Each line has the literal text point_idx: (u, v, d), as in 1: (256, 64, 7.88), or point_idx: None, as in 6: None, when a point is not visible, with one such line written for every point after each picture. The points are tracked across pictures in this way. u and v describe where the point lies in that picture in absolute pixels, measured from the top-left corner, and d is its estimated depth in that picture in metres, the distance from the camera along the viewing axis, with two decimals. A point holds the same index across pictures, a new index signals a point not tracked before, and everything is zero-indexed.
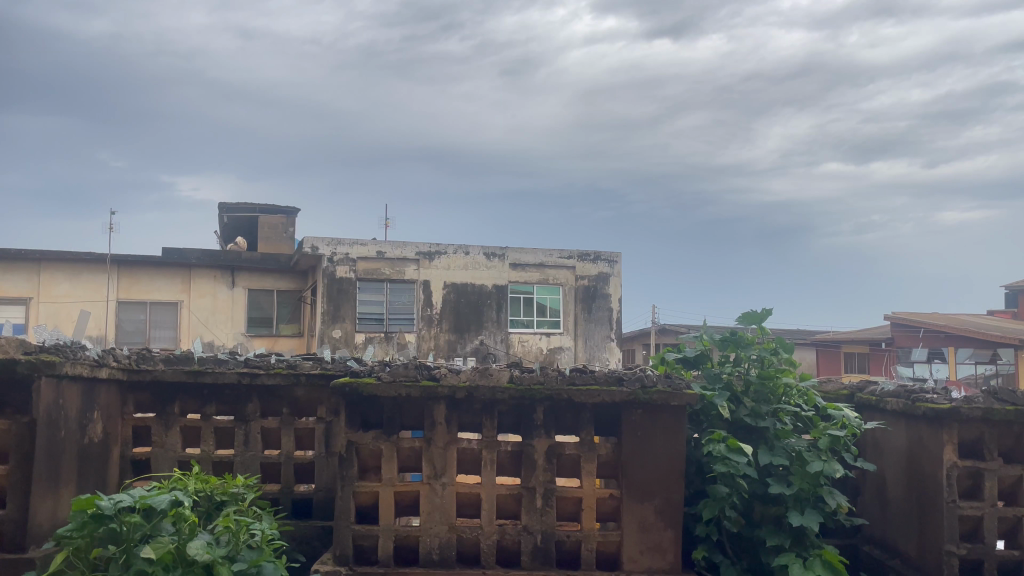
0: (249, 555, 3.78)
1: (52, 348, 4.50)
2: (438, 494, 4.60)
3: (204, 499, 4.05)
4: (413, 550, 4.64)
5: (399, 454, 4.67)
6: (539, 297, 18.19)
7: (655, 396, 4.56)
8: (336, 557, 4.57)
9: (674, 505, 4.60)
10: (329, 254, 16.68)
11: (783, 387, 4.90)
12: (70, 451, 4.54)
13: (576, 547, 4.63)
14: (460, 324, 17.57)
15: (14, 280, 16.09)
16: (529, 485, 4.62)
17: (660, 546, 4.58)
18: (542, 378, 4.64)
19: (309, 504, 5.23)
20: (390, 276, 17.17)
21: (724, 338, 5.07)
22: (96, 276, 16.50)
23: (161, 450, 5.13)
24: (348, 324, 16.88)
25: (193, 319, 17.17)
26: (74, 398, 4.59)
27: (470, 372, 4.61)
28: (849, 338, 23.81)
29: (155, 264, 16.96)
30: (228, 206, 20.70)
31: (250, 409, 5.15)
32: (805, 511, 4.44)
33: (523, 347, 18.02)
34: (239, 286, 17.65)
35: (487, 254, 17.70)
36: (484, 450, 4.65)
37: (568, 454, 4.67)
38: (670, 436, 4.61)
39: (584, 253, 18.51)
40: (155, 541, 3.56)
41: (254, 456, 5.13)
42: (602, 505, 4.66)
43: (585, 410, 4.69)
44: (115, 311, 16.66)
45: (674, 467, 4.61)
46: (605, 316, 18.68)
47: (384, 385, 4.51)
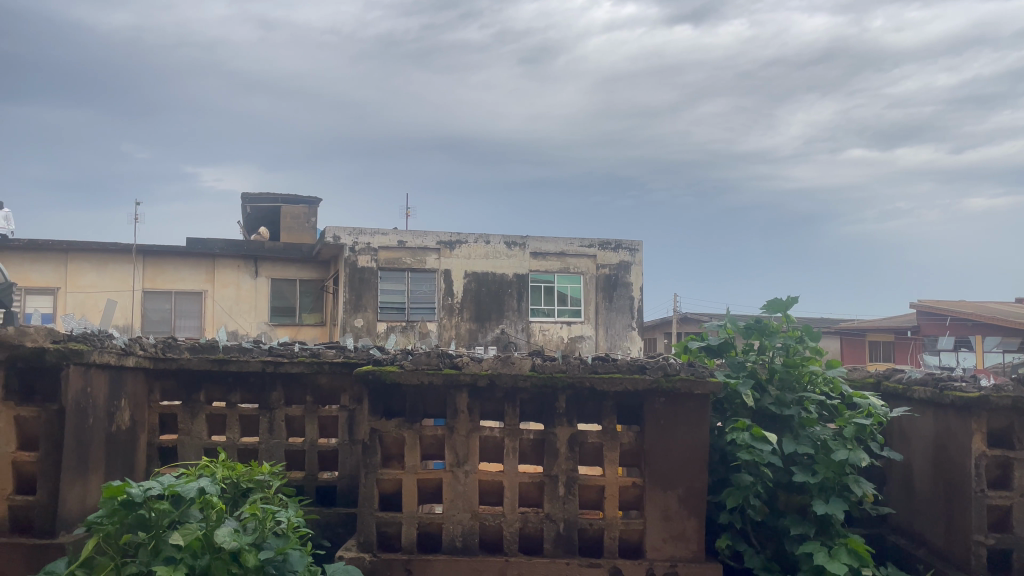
0: (275, 542, 3.79)
1: (80, 337, 4.56)
2: (460, 482, 4.61)
3: (231, 487, 4.11)
4: (435, 537, 4.67)
5: (422, 442, 4.69)
6: (559, 286, 18.16)
7: (678, 384, 4.54)
8: (360, 544, 4.60)
9: (697, 494, 4.58)
10: (351, 243, 16.77)
11: (808, 375, 4.87)
12: (98, 438, 4.61)
13: (599, 535, 4.64)
14: (481, 313, 17.60)
15: (42, 270, 16.31)
16: (551, 473, 4.62)
17: (684, 534, 4.56)
18: (564, 367, 4.64)
19: (332, 490, 5.27)
20: (411, 266, 17.24)
21: (748, 326, 5.03)
22: (123, 267, 16.71)
23: (187, 437, 5.19)
24: (370, 313, 16.95)
25: (217, 308, 17.35)
26: (102, 386, 4.66)
27: (492, 360, 4.61)
28: (874, 326, 23.68)
29: (180, 254, 17.12)
30: (251, 197, 20.89)
31: (274, 397, 5.20)
32: (831, 499, 4.39)
33: (545, 336, 18.03)
34: (262, 276, 17.80)
35: (507, 243, 17.68)
36: (507, 438, 4.65)
37: (591, 443, 4.67)
38: (694, 425, 4.59)
39: (605, 241, 18.45)
40: (183, 528, 3.61)
41: (279, 443, 5.18)
42: (625, 493, 4.66)
43: (607, 399, 4.68)
44: (141, 301, 16.86)
45: (697, 455, 4.58)
46: (627, 304, 18.61)
47: (407, 373, 4.53)
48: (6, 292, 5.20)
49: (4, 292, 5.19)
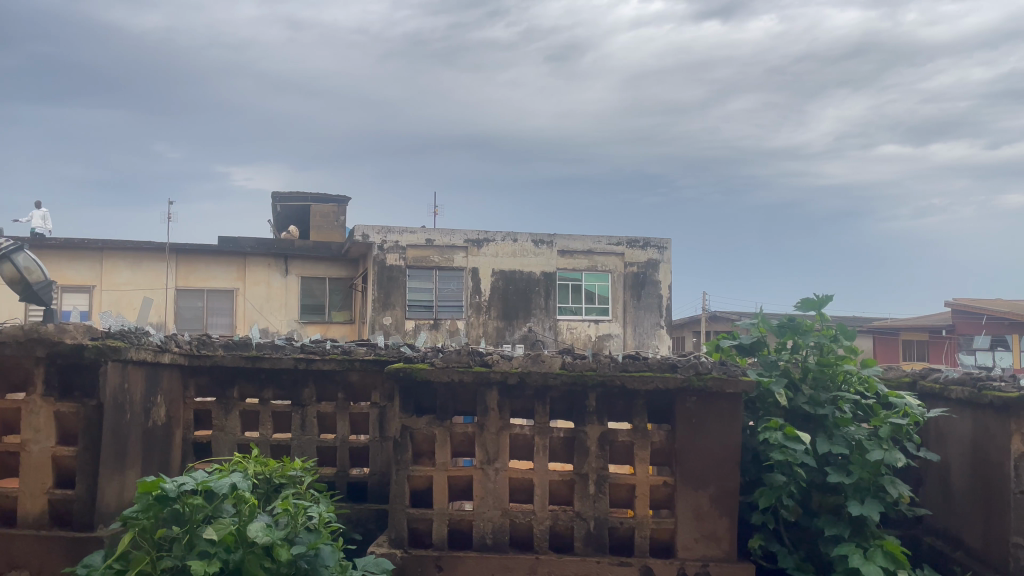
0: (307, 538, 3.82)
1: (118, 334, 4.63)
2: (491, 479, 4.62)
3: (263, 483, 4.16)
4: (465, 534, 4.68)
5: (453, 439, 4.70)
6: (587, 285, 18.11)
7: (710, 382, 4.51)
8: (392, 540, 4.63)
9: (729, 494, 4.54)
10: (380, 242, 16.90)
11: (843, 374, 4.82)
12: (135, 432, 4.69)
13: (630, 534, 4.62)
14: (508, 311, 17.61)
15: (78, 268, 16.61)
16: (581, 471, 4.61)
17: (715, 534, 4.53)
18: (595, 365, 4.62)
19: (363, 487, 5.32)
20: (439, 264, 17.30)
21: (781, 324, 4.98)
22: (156, 265, 16.96)
23: (221, 432, 5.26)
24: (398, 311, 17.05)
25: (248, 306, 17.56)
26: (139, 382, 4.74)
27: (522, 358, 4.61)
28: (908, 325, 23.31)
29: (212, 252, 17.34)
30: (281, 196, 21.10)
31: (306, 394, 5.25)
32: (866, 500, 4.33)
33: (572, 334, 18.00)
34: (292, 274, 17.98)
35: (535, 241, 17.67)
36: (537, 436, 4.65)
37: (621, 441, 4.66)
38: (726, 423, 4.56)
39: (633, 239, 18.38)
40: (217, 522, 3.65)
41: (311, 439, 5.24)
42: (656, 492, 4.63)
43: (638, 397, 4.66)
44: (174, 298, 17.11)
45: (729, 455, 4.55)
46: (655, 302, 18.51)
47: (438, 371, 4.56)
48: (46, 291, 5.31)
49: (44, 290, 5.33)
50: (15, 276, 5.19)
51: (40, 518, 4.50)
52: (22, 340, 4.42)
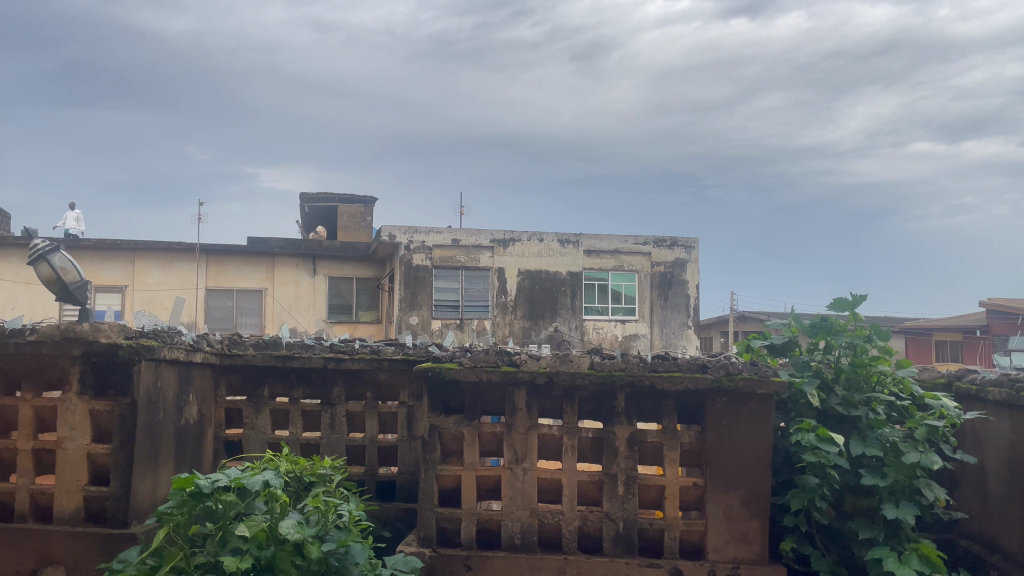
0: (337, 535, 3.84)
1: (151, 333, 4.70)
2: (519, 479, 4.62)
3: (294, 481, 4.19)
4: (494, 533, 4.69)
5: (481, 438, 4.70)
6: (613, 285, 18.04)
7: (740, 383, 4.47)
8: (420, 539, 4.64)
9: (760, 495, 4.49)
10: (406, 242, 16.98)
11: (877, 375, 4.75)
12: (168, 430, 4.76)
13: (659, 535, 4.59)
14: (535, 311, 17.59)
15: (111, 269, 16.86)
16: (610, 472, 4.59)
17: (746, 536, 4.48)
18: (623, 365, 4.60)
19: (392, 486, 5.34)
20: (465, 264, 17.34)
21: (814, 324, 4.91)
22: (186, 265, 17.16)
23: (252, 431, 5.31)
24: (424, 311, 17.11)
25: (277, 306, 17.72)
26: (172, 380, 4.80)
27: (551, 358, 4.60)
28: (941, 325, 22.94)
29: (241, 253, 17.53)
30: (309, 197, 21.29)
31: (336, 393, 5.29)
32: (901, 503, 4.26)
33: (599, 334, 17.95)
34: (320, 274, 18.12)
35: (561, 241, 17.64)
36: (565, 436, 4.63)
37: (651, 441, 4.63)
38: (757, 425, 4.51)
39: (660, 239, 18.28)
40: (250, 519, 3.69)
41: (340, 438, 5.27)
42: (687, 493, 4.60)
43: (667, 397, 4.63)
44: (205, 298, 17.30)
45: (760, 456, 4.50)
46: (683, 302, 18.39)
47: (466, 370, 4.57)
48: (81, 290, 5.39)
49: (79, 291, 5.39)
50: (52, 276, 5.28)
51: (75, 514, 4.58)
52: (58, 339, 4.49)
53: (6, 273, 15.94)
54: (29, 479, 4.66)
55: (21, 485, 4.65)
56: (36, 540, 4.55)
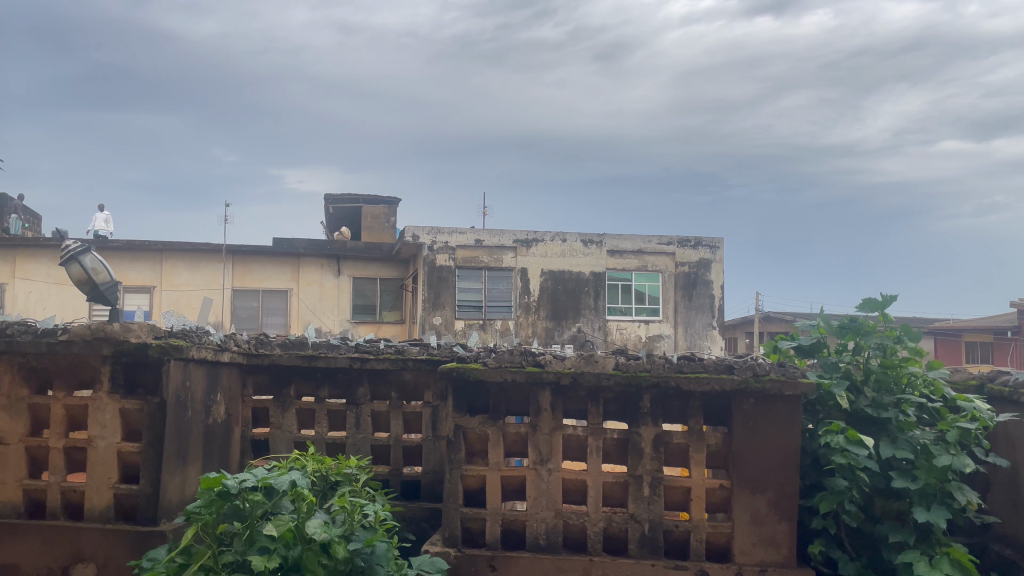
0: (363, 534, 3.85)
1: (180, 333, 4.75)
2: (544, 480, 4.61)
3: (320, 480, 4.22)
4: (519, 534, 4.68)
5: (505, 438, 4.70)
6: (637, 285, 17.96)
7: (768, 384, 4.43)
8: (445, 539, 4.64)
9: (788, 498, 4.45)
10: (429, 242, 17.02)
11: (908, 377, 4.69)
12: (196, 429, 4.81)
13: (685, 537, 4.56)
14: (558, 312, 17.56)
15: (139, 270, 17.08)
16: (635, 473, 4.57)
17: (774, 539, 4.44)
18: (649, 365, 4.57)
19: (417, 485, 5.36)
20: (488, 264, 17.35)
21: (842, 324, 4.86)
22: (213, 266, 17.33)
23: (278, 430, 5.36)
24: (448, 311, 17.15)
25: (301, 306, 17.85)
26: (200, 380, 4.86)
27: (575, 359, 4.59)
28: (972, 326, 22.61)
29: (266, 254, 17.68)
30: (333, 198, 21.42)
31: (361, 392, 5.31)
32: (932, 507, 4.20)
33: (622, 335, 17.88)
34: (344, 275, 18.22)
35: (584, 241, 17.59)
36: (590, 437, 4.62)
37: (676, 443, 4.60)
38: (785, 427, 4.47)
39: (684, 239, 18.16)
40: (277, 518, 3.71)
41: (365, 437, 5.30)
42: (712, 495, 4.57)
43: (693, 398, 4.60)
44: (231, 298, 17.47)
45: (788, 458, 4.46)
46: (707, 303, 18.27)
47: (490, 371, 4.57)
48: (111, 291, 5.47)
49: (110, 291, 5.48)
50: (83, 277, 5.36)
51: (106, 512, 4.64)
52: (89, 339, 4.56)
53: (37, 273, 16.20)
54: (60, 476, 4.74)
55: (52, 483, 4.73)
56: (67, 538, 4.62)
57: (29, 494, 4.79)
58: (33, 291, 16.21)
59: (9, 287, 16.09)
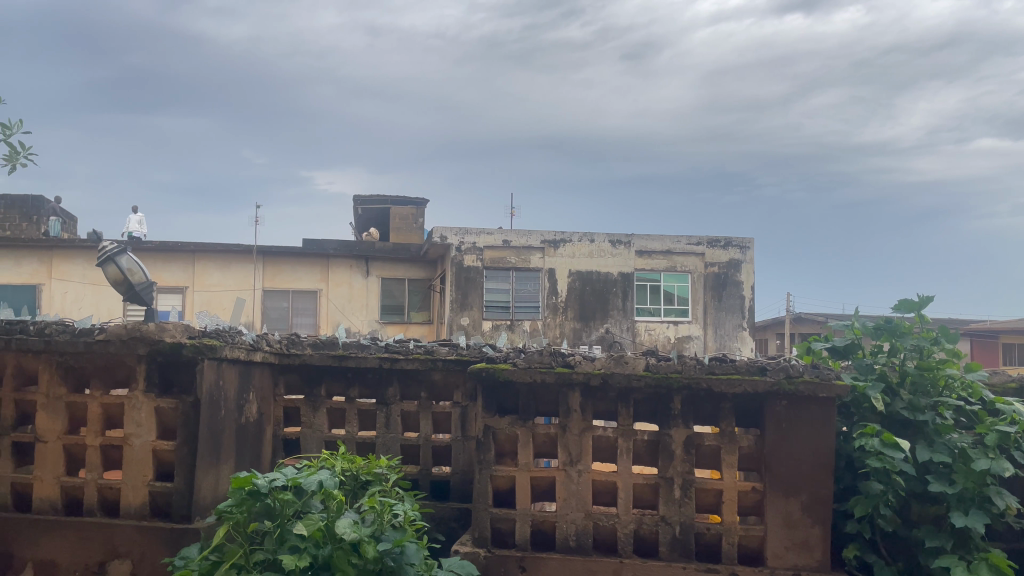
0: (393, 535, 3.85)
1: (213, 332, 4.82)
2: (574, 481, 4.59)
3: (350, 479, 4.23)
4: (549, 535, 4.67)
5: (535, 439, 4.69)
6: (666, 285, 17.86)
7: (801, 386, 4.38)
8: (475, 539, 4.65)
9: (822, 501, 4.39)
10: (457, 243, 17.07)
11: (945, 379, 4.61)
12: (228, 428, 4.87)
13: (717, 540, 4.51)
14: (586, 313, 17.52)
15: (172, 270, 17.32)
16: (666, 475, 4.54)
17: (807, 543, 4.39)
18: (680, 366, 4.54)
19: (446, 486, 5.37)
20: (515, 265, 17.36)
21: (877, 326, 4.79)
22: (244, 267, 17.53)
23: (309, 429, 5.40)
24: (475, 312, 17.18)
25: (331, 307, 18.00)
26: (233, 379, 4.91)
27: (605, 360, 4.57)
28: (1010, 327, 22.20)
29: (297, 255, 17.86)
30: (362, 198, 21.56)
31: (391, 392, 5.34)
32: (970, 511, 4.12)
33: (651, 336, 17.79)
34: (373, 275, 18.34)
35: (612, 241, 17.53)
36: (620, 438, 4.59)
37: (708, 445, 4.56)
38: (819, 430, 4.42)
39: (713, 239, 18.02)
40: (307, 518, 3.74)
41: (395, 437, 5.32)
42: (745, 498, 4.51)
43: (725, 400, 4.56)
44: (262, 299, 17.66)
45: (822, 461, 4.40)
46: (738, 303, 18.10)
47: (520, 371, 4.57)
48: (146, 291, 5.54)
49: (146, 291, 5.52)
50: (119, 277, 5.45)
51: (141, 509, 4.71)
52: (125, 338, 4.63)
53: (73, 274, 16.51)
54: (97, 473, 4.82)
55: (90, 480, 4.80)
56: (103, 534, 4.70)
57: (67, 491, 4.87)
58: (69, 291, 16.52)
59: (46, 288, 16.41)
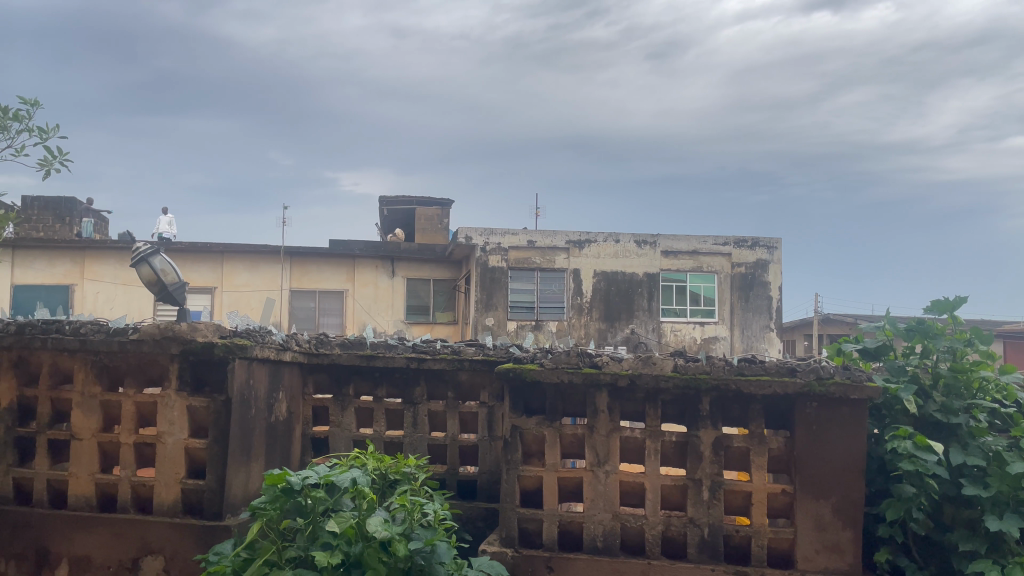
0: (424, 534, 3.87)
1: (244, 332, 4.88)
2: (601, 481, 4.58)
3: (380, 478, 4.26)
4: (576, 535, 4.67)
5: (562, 440, 4.69)
6: (692, 286, 17.77)
7: (832, 388, 4.34)
8: (502, 539, 4.66)
9: (853, 504, 4.35)
10: (482, 244, 17.09)
11: (979, 381, 4.54)
12: (259, 427, 4.93)
13: (746, 543, 4.48)
14: (611, 314, 17.47)
15: (201, 271, 17.53)
16: (694, 477, 4.51)
17: (839, 546, 4.34)
18: (708, 367, 4.51)
19: (473, 485, 5.39)
20: (540, 265, 17.36)
21: (910, 327, 4.74)
22: (272, 268, 17.71)
23: (338, 429, 5.45)
24: (500, 312, 17.20)
25: (357, 307, 18.12)
26: (263, 378, 4.97)
27: (633, 360, 4.56)
28: None
29: (323, 256, 18.01)
30: (388, 199, 21.66)
31: (418, 392, 5.37)
32: (1005, 515, 4.06)
33: (676, 336, 17.70)
34: (398, 275, 18.44)
35: (638, 242, 17.47)
36: (648, 439, 4.58)
37: (736, 447, 4.53)
38: (851, 431, 4.37)
39: (740, 239, 17.88)
40: (338, 516, 3.77)
41: (422, 437, 5.35)
42: (775, 500, 4.48)
43: (755, 402, 4.53)
44: (289, 299, 17.82)
45: (853, 464, 4.36)
46: (765, 304, 17.96)
47: (547, 371, 4.57)
48: (179, 291, 5.61)
49: (178, 291, 5.61)
50: (152, 277, 5.53)
51: (174, 506, 4.78)
52: (158, 338, 4.70)
53: (105, 274, 16.79)
54: (130, 471, 4.89)
55: (123, 477, 4.88)
56: (137, 531, 4.77)
57: (101, 488, 4.95)
58: (101, 291, 16.79)
59: (79, 288, 16.70)
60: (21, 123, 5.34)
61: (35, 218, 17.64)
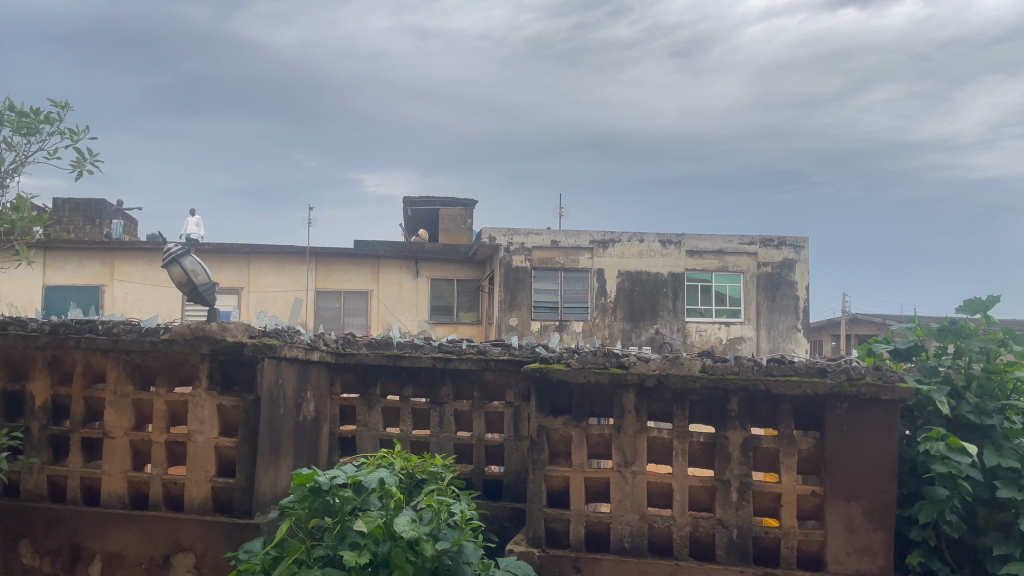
0: (451, 534, 3.88)
1: (272, 332, 4.92)
2: (629, 482, 4.57)
3: (406, 477, 4.28)
4: (603, 536, 4.66)
5: (589, 441, 4.69)
6: (717, 286, 17.65)
7: (863, 388, 4.29)
8: (529, 539, 4.66)
9: (884, 506, 4.30)
10: (506, 244, 17.09)
11: (1013, 382, 4.47)
12: (287, 426, 4.98)
13: (775, 544, 4.45)
14: (635, 314, 17.41)
15: (227, 271, 17.71)
16: (723, 478, 4.48)
17: (869, 548, 4.29)
18: (736, 368, 4.48)
19: (499, 485, 5.40)
20: (564, 265, 17.33)
21: (942, 327, 4.68)
22: (298, 268, 17.85)
23: (365, 428, 5.48)
24: (524, 312, 17.21)
25: (382, 307, 18.21)
26: (291, 377, 5.02)
27: (660, 360, 4.54)
28: None
29: (348, 256, 18.13)
30: (411, 200, 21.72)
31: (444, 392, 5.39)
32: None
33: (701, 336, 17.59)
34: (422, 276, 18.51)
35: (662, 241, 17.38)
36: (676, 440, 4.55)
37: (765, 447, 4.49)
38: (882, 432, 4.33)
39: (767, 239, 17.72)
40: (366, 515, 3.80)
41: (448, 436, 5.37)
42: (804, 502, 4.44)
43: (784, 403, 4.49)
44: (314, 299, 17.95)
45: (883, 465, 4.31)
46: (792, 304, 17.79)
47: (574, 371, 4.56)
48: (208, 291, 5.67)
49: (208, 291, 5.67)
50: (183, 278, 5.60)
51: (204, 504, 4.84)
52: (189, 338, 4.76)
53: (134, 275, 17.03)
54: (162, 469, 4.95)
55: (155, 475, 4.94)
56: (169, 528, 4.83)
57: (134, 486, 5.02)
58: (131, 292, 17.03)
59: (108, 288, 16.94)
60: (53, 125, 5.43)
61: (66, 219, 17.92)
